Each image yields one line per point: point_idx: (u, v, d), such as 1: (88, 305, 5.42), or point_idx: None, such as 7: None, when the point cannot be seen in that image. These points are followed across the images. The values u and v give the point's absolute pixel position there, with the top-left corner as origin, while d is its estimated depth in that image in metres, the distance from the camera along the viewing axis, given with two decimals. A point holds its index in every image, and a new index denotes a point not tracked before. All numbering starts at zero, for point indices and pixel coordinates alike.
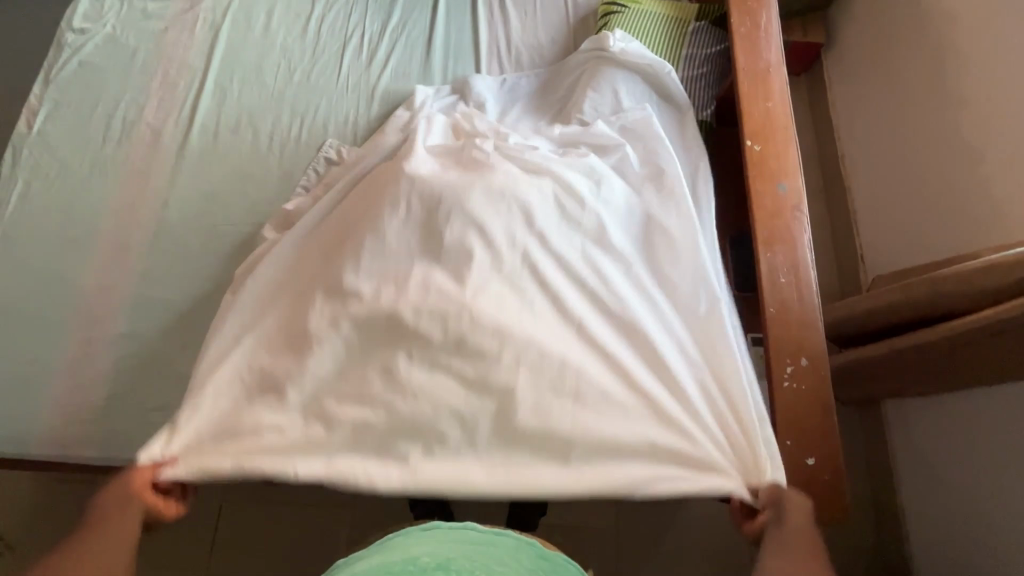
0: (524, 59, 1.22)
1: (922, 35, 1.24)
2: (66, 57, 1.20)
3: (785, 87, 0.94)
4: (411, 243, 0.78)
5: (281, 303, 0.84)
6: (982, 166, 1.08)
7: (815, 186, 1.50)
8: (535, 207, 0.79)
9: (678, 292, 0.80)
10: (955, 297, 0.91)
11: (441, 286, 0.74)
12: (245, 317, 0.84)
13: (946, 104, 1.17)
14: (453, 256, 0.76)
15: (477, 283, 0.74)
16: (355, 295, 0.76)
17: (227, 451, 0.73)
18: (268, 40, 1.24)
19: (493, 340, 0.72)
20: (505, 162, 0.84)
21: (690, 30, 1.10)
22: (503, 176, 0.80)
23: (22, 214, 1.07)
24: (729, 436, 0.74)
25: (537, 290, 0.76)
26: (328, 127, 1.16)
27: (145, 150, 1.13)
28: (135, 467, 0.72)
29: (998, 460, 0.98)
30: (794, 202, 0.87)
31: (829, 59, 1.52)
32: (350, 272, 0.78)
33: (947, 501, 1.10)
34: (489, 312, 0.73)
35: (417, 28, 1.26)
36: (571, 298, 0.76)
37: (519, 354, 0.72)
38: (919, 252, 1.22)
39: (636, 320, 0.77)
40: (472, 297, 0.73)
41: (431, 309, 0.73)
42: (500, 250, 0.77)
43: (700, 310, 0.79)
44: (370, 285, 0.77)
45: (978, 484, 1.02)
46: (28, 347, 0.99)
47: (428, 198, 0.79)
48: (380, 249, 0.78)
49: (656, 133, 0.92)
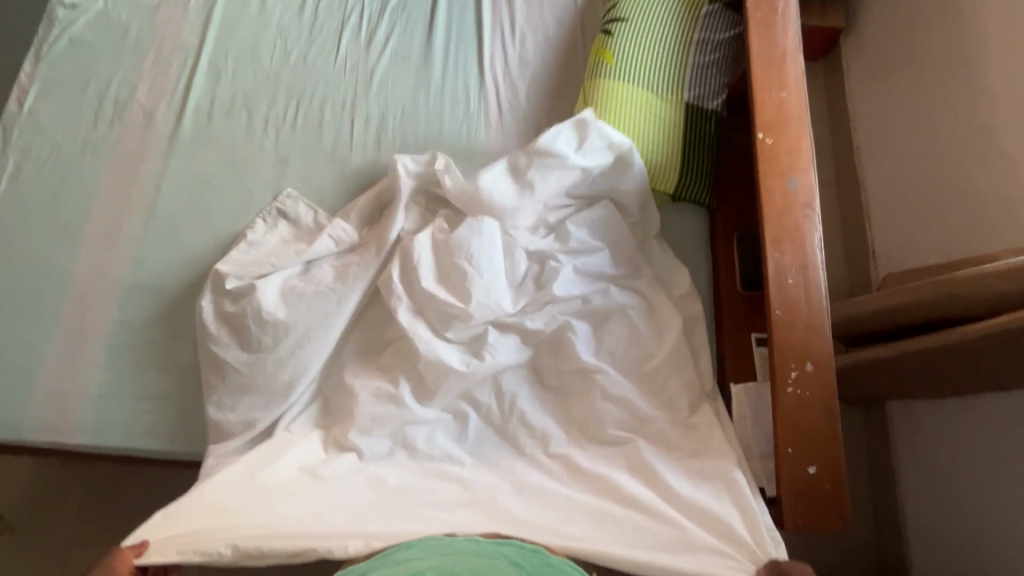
0: (529, 40, 1.17)
1: (948, 20, 1.17)
2: (56, 32, 1.16)
3: (801, 75, 0.89)
4: (410, 403, 0.90)
5: (291, 417, 0.94)
6: (1004, 162, 1.04)
7: (826, 178, 1.45)
8: (518, 375, 0.92)
9: (652, 389, 0.88)
10: (968, 302, 0.88)
11: (443, 448, 0.89)
12: (252, 422, 0.93)
13: (970, 96, 1.11)
14: (450, 419, 0.91)
15: (474, 443, 0.89)
16: (366, 452, 0.88)
17: (215, 535, 0.76)
18: (264, 18, 1.19)
19: (488, 480, 0.86)
20: (487, 328, 0.92)
21: (704, 12, 1.05)
22: (488, 355, 0.91)
23: (14, 195, 1.05)
24: (726, 520, 0.77)
25: (525, 434, 0.89)
26: (325, 112, 1.13)
27: (137, 132, 1.11)
28: (117, 549, 0.74)
29: (1002, 467, 0.97)
30: (805, 199, 0.83)
31: (849, 43, 1.45)
32: (357, 433, 0.89)
33: (947, 504, 1.09)
34: (485, 476, 0.86)
35: (418, 7, 1.21)
36: (556, 438, 0.88)
37: (512, 491, 0.83)
38: (932, 249, 1.18)
39: (609, 454, 0.87)
40: (470, 458, 0.88)
41: (430, 469, 0.87)
42: (493, 409, 0.90)
43: (679, 408, 0.87)
44: (380, 446, 0.89)
45: (978, 490, 1.01)
46: (20, 332, 0.98)
47: (428, 369, 0.90)
48: (385, 411, 0.89)
49: (624, 232, 0.97)
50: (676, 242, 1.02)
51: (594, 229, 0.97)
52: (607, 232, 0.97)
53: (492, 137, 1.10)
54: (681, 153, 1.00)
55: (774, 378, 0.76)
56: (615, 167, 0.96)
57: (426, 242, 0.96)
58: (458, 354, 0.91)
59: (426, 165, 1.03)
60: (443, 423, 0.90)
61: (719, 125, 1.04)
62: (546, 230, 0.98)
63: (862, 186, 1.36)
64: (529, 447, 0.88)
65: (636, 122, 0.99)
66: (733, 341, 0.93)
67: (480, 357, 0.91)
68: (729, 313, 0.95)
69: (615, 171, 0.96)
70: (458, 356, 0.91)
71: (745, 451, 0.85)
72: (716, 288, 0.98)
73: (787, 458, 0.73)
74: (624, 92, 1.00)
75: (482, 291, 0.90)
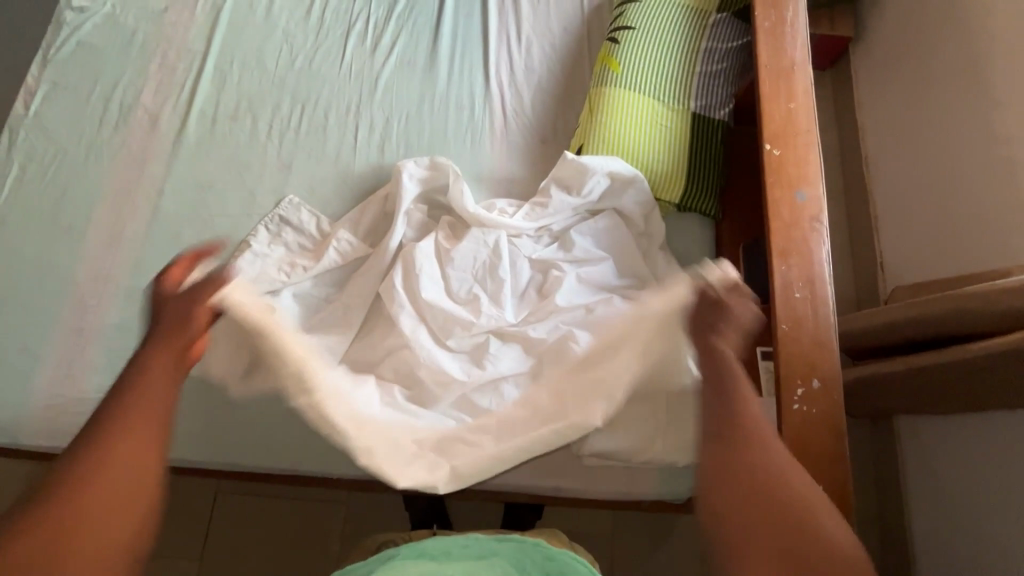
0: (535, 48, 1.17)
1: (958, 29, 1.16)
2: (65, 36, 1.17)
3: (810, 87, 0.88)
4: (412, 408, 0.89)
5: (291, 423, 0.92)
6: (1012, 175, 1.02)
7: (834, 189, 1.44)
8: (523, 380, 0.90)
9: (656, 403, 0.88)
10: (978, 317, 0.87)
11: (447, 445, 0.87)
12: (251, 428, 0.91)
13: (979, 107, 1.10)
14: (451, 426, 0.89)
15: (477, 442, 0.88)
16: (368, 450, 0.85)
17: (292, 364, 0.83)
18: (270, 23, 1.20)
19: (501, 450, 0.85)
20: (488, 336, 0.91)
21: (712, 21, 1.04)
22: (491, 363, 0.90)
23: (18, 199, 1.05)
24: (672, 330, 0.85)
25: None
26: (330, 117, 1.12)
27: (142, 135, 1.11)
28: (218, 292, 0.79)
29: (1009, 485, 0.95)
30: (813, 211, 0.82)
31: (857, 53, 1.44)
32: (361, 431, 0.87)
33: (953, 522, 1.07)
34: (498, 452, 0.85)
35: (424, 14, 1.21)
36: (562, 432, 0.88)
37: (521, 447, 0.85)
38: (941, 262, 1.16)
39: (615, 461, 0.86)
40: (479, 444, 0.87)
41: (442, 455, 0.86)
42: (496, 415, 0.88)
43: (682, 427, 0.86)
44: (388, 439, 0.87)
45: (987, 504, 0.99)
46: (20, 336, 0.98)
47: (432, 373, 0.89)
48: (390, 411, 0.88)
49: (629, 245, 0.96)
50: (682, 253, 1.00)
51: (598, 243, 0.96)
52: (610, 242, 0.97)
53: (497, 144, 1.09)
54: (688, 164, 0.99)
55: (779, 395, 0.75)
56: (612, 186, 0.95)
57: (431, 248, 0.95)
58: (460, 364, 0.91)
59: (430, 168, 1.02)
60: (442, 430, 0.88)
61: (726, 136, 1.03)
62: (549, 240, 0.97)
63: (870, 196, 1.35)
64: None
65: (642, 139, 0.98)
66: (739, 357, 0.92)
67: (481, 365, 0.90)
68: None
69: (612, 190, 0.96)
70: (460, 365, 0.90)
71: None
72: None
73: None
74: (631, 107, 0.99)
75: (486, 301, 0.92)
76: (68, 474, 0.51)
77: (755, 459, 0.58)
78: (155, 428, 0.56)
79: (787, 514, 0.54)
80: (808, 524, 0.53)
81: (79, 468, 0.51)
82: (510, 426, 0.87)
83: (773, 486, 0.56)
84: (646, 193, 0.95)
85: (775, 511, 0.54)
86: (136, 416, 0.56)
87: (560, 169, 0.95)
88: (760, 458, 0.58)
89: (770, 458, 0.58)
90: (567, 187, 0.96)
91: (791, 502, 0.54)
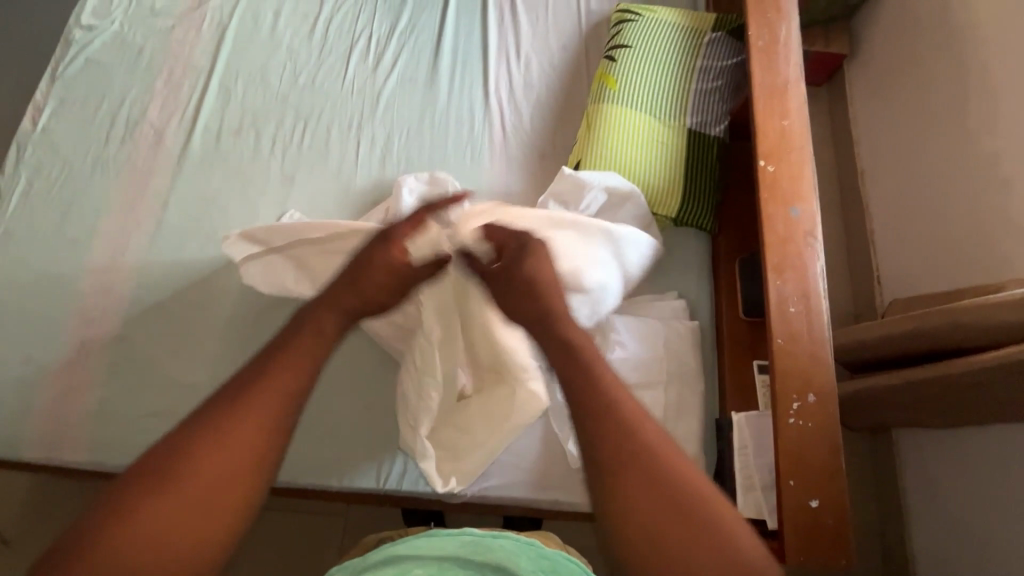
0: (534, 64, 1.19)
1: (950, 46, 1.18)
2: (73, 53, 1.19)
3: (803, 105, 0.90)
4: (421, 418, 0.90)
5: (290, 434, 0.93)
6: (1004, 191, 1.03)
7: (831, 202, 1.46)
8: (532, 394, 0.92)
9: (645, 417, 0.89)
10: (972, 331, 0.87)
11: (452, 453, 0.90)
12: None
13: (970, 123, 1.11)
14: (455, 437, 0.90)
15: None
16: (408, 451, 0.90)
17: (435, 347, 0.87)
18: (274, 41, 1.22)
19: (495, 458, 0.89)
20: None
21: (707, 39, 1.06)
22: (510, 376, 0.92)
23: (24, 213, 1.07)
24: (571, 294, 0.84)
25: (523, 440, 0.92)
26: (332, 132, 1.14)
27: (148, 151, 1.13)
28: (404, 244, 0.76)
29: (1009, 499, 0.94)
30: (807, 226, 0.83)
31: (852, 69, 1.47)
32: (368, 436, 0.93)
33: (953, 537, 1.06)
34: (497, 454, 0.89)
35: (425, 32, 1.23)
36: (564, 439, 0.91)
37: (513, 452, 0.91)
38: (936, 276, 1.17)
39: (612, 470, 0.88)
40: None
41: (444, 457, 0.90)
42: None
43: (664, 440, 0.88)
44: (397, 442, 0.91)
45: (989, 519, 0.98)
46: (24, 349, 0.99)
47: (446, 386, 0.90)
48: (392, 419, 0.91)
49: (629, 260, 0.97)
50: (680, 266, 1.01)
51: None
52: None
53: (496, 159, 1.11)
54: (684, 179, 1.00)
55: (775, 409, 0.75)
56: (610, 201, 0.97)
57: None
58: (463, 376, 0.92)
59: (429, 183, 1.04)
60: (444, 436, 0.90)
61: (722, 151, 1.04)
62: None
63: (867, 210, 1.36)
64: (524, 447, 0.91)
65: (638, 154, 1.00)
66: (736, 369, 0.92)
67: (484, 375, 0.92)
68: (732, 340, 0.94)
69: (610, 205, 0.97)
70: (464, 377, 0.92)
71: (746, 481, 0.82)
72: (718, 315, 0.98)
73: (789, 489, 0.72)
74: (627, 123, 1.01)
75: None
76: (191, 453, 0.54)
77: (612, 442, 0.55)
78: (273, 429, 0.58)
79: (676, 506, 0.51)
80: (702, 512, 0.51)
81: (197, 455, 0.54)
82: (483, 413, 0.88)
83: (654, 483, 0.53)
84: (643, 209, 0.97)
85: (660, 503, 0.52)
86: (260, 409, 0.58)
87: (559, 184, 0.96)
88: (620, 438, 0.55)
89: (632, 437, 0.55)
90: (565, 202, 0.97)
91: (666, 495, 0.52)
